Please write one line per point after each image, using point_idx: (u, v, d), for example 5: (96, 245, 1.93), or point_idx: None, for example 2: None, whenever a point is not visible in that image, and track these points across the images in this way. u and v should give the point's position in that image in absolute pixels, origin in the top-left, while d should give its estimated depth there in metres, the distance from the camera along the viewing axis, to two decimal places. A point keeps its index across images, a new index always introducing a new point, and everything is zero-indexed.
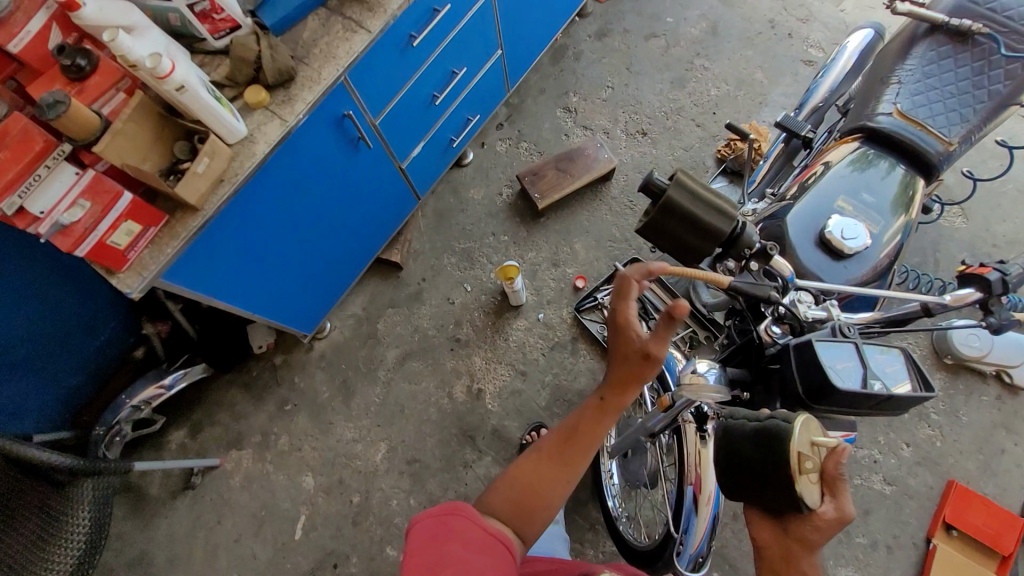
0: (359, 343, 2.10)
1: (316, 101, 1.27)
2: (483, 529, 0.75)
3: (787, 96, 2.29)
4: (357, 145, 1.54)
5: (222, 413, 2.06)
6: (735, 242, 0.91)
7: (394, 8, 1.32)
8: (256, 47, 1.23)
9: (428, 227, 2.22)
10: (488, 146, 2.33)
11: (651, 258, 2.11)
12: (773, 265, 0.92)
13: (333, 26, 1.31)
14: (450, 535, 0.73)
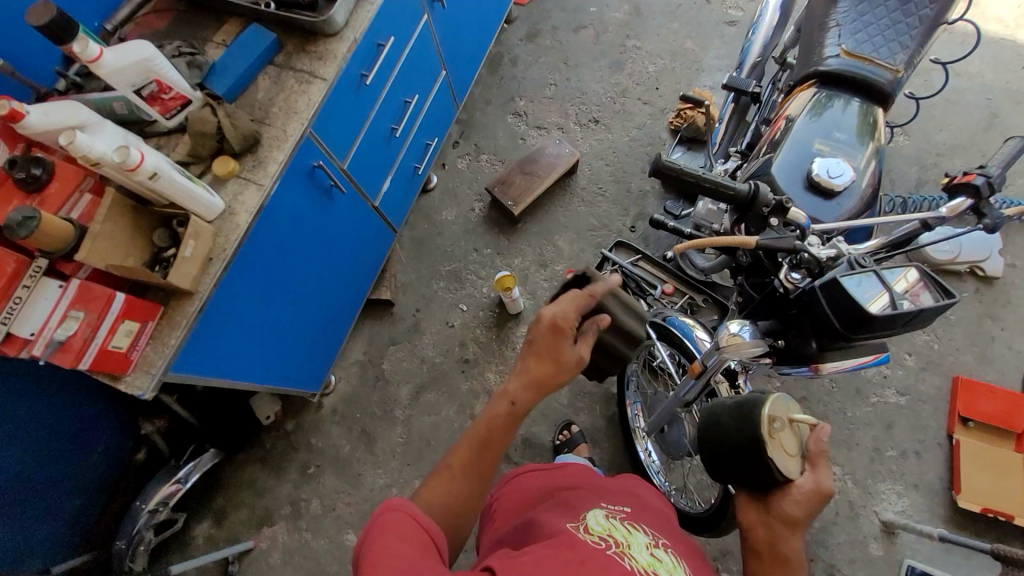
0: (369, 388, 2.06)
1: (288, 159, 1.25)
2: (418, 522, 0.76)
3: (720, 58, 2.39)
4: (331, 193, 1.52)
5: (244, 493, 1.97)
6: (753, 203, 0.93)
7: (345, 52, 1.32)
8: (214, 118, 1.20)
9: (409, 258, 2.21)
10: (449, 166, 2.34)
11: (633, 237, 2.16)
12: (792, 217, 0.95)
13: (288, 81, 1.30)
14: (383, 531, 0.74)
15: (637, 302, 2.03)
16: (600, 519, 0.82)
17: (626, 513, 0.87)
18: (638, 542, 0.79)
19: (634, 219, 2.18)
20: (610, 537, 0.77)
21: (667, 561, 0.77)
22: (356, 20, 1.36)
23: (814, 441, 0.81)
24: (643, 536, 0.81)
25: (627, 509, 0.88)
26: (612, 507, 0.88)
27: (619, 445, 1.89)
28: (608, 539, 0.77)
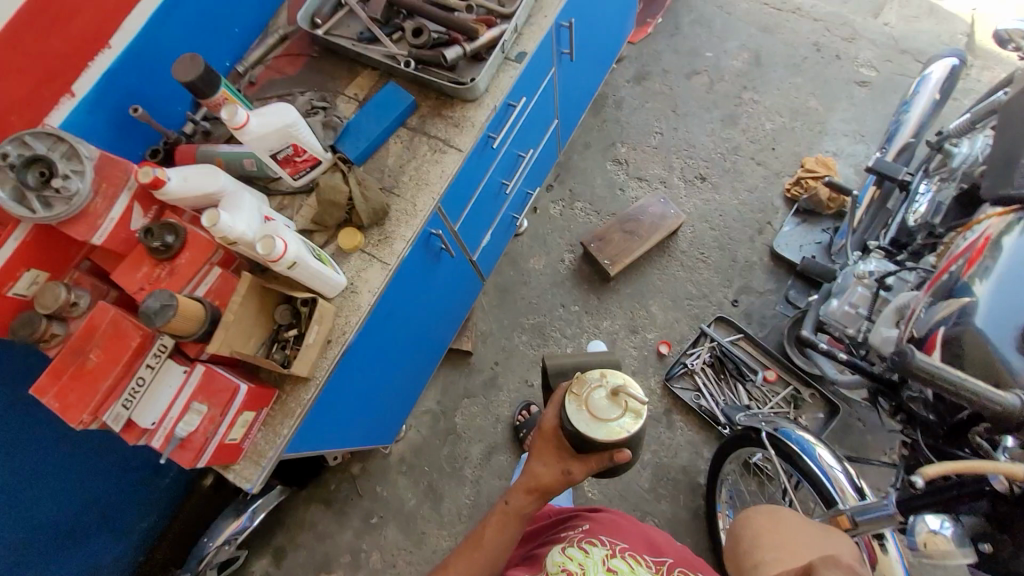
0: (439, 440, 1.98)
1: (416, 235, 1.15)
2: None
3: (847, 121, 2.18)
4: (446, 255, 1.42)
5: (304, 534, 1.92)
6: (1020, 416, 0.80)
7: (483, 119, 1.22)
8: (345, 187, 1.13)
9: (492, 306, 2.11)
10: (541, 210, 2.23)
11: (735, 312, 2.00)
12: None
13: (421, 148, 1.21)
14: None
15: (735, 386, 1.89)
16: (558, 555, 0.91)
17: (586, 530, 0.96)
18: (595, 561, 0.89)
19: (737, 291, 2.02)
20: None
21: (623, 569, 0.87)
22: (497, 84, 1.24)
23: (584, 392, 0.93)
24: (601, 550, 0.91)
25: (585, 525, 0.97)
26: (572, 531, 0.97)
27: (702, 543, 1.75)
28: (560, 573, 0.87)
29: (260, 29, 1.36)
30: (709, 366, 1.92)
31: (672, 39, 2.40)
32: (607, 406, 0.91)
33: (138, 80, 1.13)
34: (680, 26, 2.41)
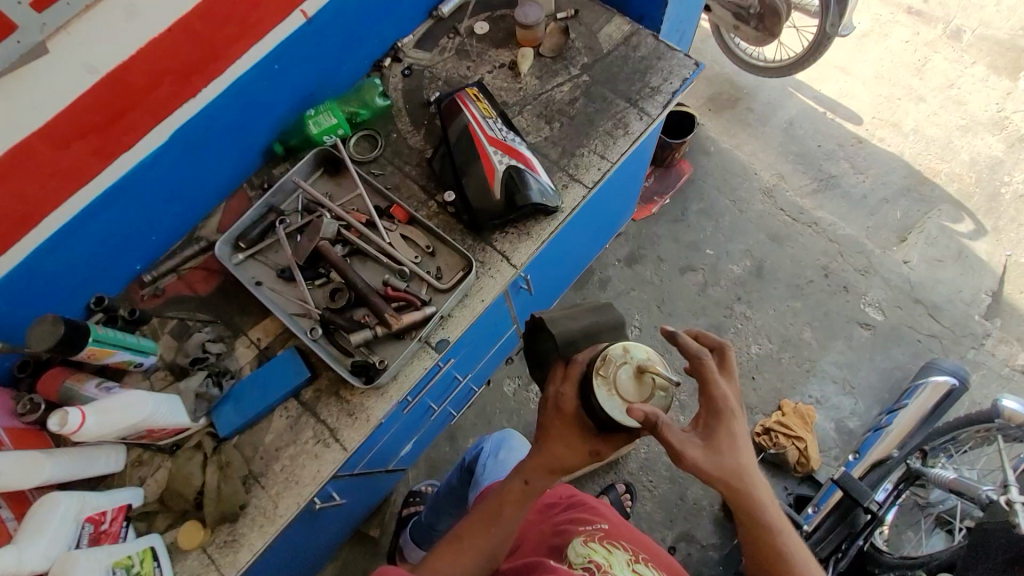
0: None
1: (266, 546, 1.01)
2: None
3: (839, 366, 1.99)
4: (336, 504, 1.27)
5: None
6: None
7: (377, 415, 1.07)
8: (201, 476, 1.02)
9: (416, 482, 1.97)
10: (494, 384, 2.08)
11: None
12: None
13: (303, 431, 1.08)
14: None
15: None
16: (582, 548, 0.91)
17: (605, 531, 0.95)
18: (620, 561, 0.89)
19: (676, 537, 1.83)
20: (595, 566, 0.87)
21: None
22: (405, 372, 1.10)
23: (610, 366, 0.80)
24: (624, 554, 0.91)
25: (604, 526, 0.96)
26: (588, 528, 0.96)
27: None
28: (592, 565, 0.87)
29: (185, 232, 1.27)
30: None
31: (674, 225, 2.25)
32: (633, 386, 0.79)
33: (9, 308, 1.05)
34: (686, 213, 2.27)
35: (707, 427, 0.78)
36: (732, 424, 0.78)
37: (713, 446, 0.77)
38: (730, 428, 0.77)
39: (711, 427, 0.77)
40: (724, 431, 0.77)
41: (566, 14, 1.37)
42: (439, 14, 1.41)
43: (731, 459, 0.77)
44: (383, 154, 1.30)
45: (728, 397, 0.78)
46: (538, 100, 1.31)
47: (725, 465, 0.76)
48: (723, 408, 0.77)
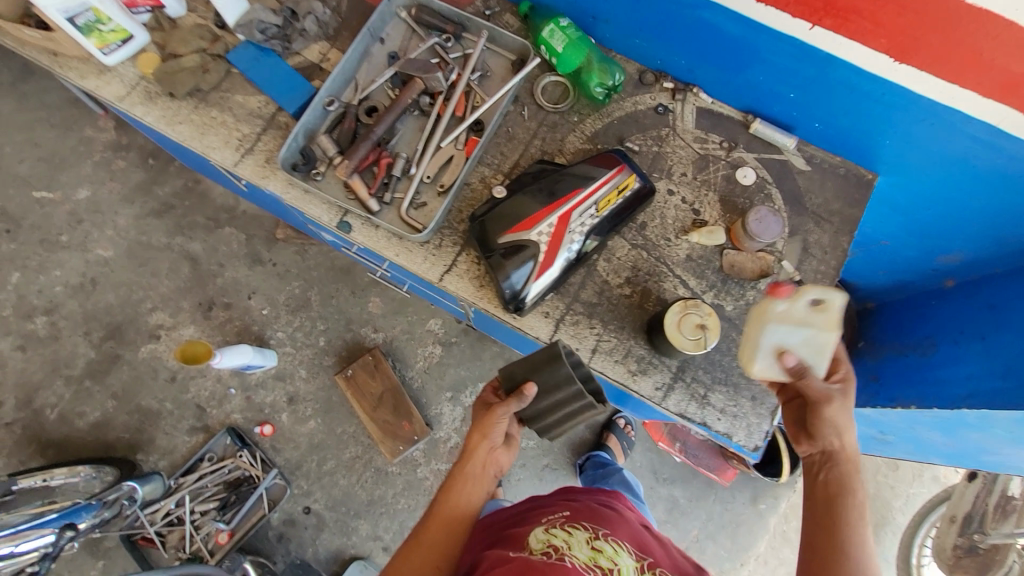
0: (206, 214, 2.15)
1: (148, 124, 1.15)
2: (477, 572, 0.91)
3: None
4: (240, 184, 1.42)
5: None
6: None
7: (264, 185, 1.11)
8: (195, 50, 1.15)
9: (329, 259, 2.12)
10: (433, 310, 2.08)
11: (296, 508, 1.92)
12: None
13: (245, 125, 1.14)
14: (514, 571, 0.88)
15: (212, 499, 1.88)
16: (544, 535, 0.99)
17: (567, 517, 1.05)
18: (580, 538, 0.98)
19: (317, 509, 1.92)
20: (554, 548, 0.93)
21: (604, 547, 0.97)
22: (309, 198, 1.10)
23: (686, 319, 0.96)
24: (583, 532, 1.00)
25: (565, 514, 1.07)
26: (552, 517, 1.05)
27: (89, 444, 1.96)
28: (550, 549, 0.94)
29: None
30: (234, 473, 1.91)
31: (646, 465, 1.96)
32: (691, 328, 0.96)
33: None
34: (662, 479, 1.95)
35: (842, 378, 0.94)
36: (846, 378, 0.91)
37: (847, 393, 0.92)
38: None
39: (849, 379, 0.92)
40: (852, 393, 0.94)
41: (791, 271, 1.06)
42: (748, 122, 1.14)
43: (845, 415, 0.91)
44: (545, 112, 1.15)
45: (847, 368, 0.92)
46: (654, 261, 1.08)
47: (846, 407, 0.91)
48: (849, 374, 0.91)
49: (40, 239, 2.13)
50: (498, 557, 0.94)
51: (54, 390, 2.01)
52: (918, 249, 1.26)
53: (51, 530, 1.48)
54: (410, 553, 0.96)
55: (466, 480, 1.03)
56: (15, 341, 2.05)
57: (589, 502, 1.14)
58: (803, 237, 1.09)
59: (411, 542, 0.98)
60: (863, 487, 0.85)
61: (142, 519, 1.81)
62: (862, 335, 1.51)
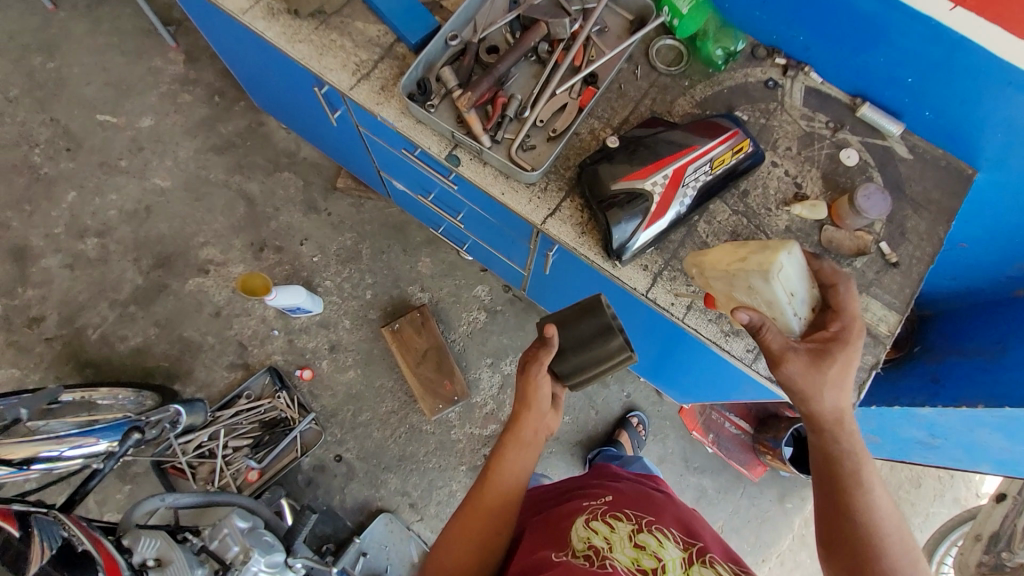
0: (267, 156, 2.16)
1: (269, 40, 1.17)
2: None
3: None
4: (331, 118, 1.43)
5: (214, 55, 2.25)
6: None
7: (378, 111, 1.14)
8: None
9: (384, 215, 2.13)
10: (482, 277, 2.09)
11: (328, 454, 1.92)
12: None
13: (363, 52, 1.16)
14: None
15: (246, 436, 1.87)
16: (584, 531, 0.87)
17: (609, 504, 0.95)
18: (621, 536, 0.85)
19: (348, 459, 1.92)
20: (595, 551, 0.81)
21: (650, 541, 0.84)
22: (422, 129, 1.13)
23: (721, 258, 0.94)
24: (625, 525, 0.88)
25: (609, 499, 0.97)
26: (593, 503, 0.96)
27: (128, 368, 1.96)
28: (591, 549, 0.83)
29: None
30: (270, 414, 1.90)
31: (677, 452, 1.97)
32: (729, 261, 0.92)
33: None
34: (692, 467, 1.95)
35: (820, 350, 0.86)
36: (787, 368, 0.85)
37: (819, 369, 0.85)
38: (844, 356, 0.85)
39: (801, 355, 0.85)
40: (836, 361, 0.85)
41: (887, 253, 1.09)
42: (855, 106, 1.16)
43: (828, 396, 0.86)
44: (657, 74, 1.18)
45: (785, 347, 0.85)
46: (753, 228, 1.10)
47: (816, 390, 0.85)
48: (784, 354, 0.85)
49: (99, 161, 2.13)
50: (540, 558, 0.86)
51: (98, 311, 2.01)
52: (997, 252, 1.26)
53: (101, 438, 1.44)
54: (469, 517, 0.97)
55: (517, 445, 1.01)
56: (64, 259, 2.04)
57: (631, 491, 1.01)
58: (901, 222, 1.11)
59: (470, 507, 0.99)
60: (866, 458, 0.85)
61: (175, 447, 1.78)
62: (921, 340, 1.49)
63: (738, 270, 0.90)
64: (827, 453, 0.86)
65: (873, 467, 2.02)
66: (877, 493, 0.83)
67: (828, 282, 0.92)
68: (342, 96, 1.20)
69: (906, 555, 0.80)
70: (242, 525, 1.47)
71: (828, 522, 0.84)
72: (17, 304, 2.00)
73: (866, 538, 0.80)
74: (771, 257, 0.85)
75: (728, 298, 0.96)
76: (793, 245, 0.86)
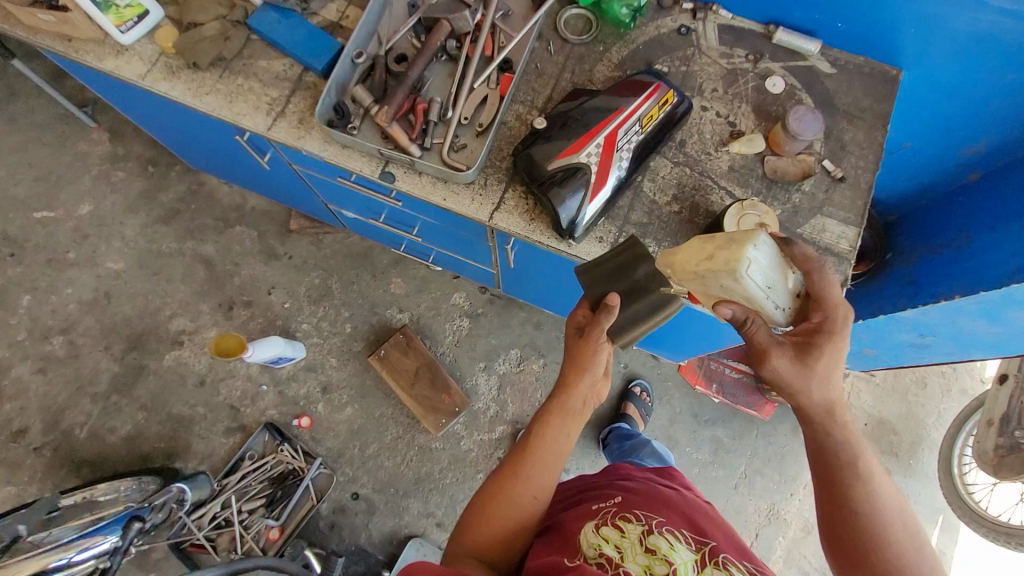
0: (215, 214, 2.12)
1: (176, 98, 1.14)
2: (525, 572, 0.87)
3: None
4: (262, 162, 1.40)
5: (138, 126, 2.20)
6: None
7: (301, 145, 1.11)
8: (211, 18, 1.15)
9: (346, 246, 2.10)
10: (456, 284, 2.07)
11: (345, 494, 1.90)
12: None
13: (273, 89, 1.14)
14: None
15: (258, 497, 1.84)
16: (595, 537, 0.87)
17: (619, 504, 0.95)
18: (632, 540, 0.85)
19: (366, 494, 1.90)
20: (608, 559, 0.82)
21: (661, 543, 0.84)
22: (349, 154, 1.11)
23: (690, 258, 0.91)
24: (636, 528, 0.88)
25: (618, 501, 0.96)
26: (604, 503, 0.96)
27: (124, 458, 1.92)
28: (603, 557, 0.83)
29: None
30: (276, 469, 1.87)
31: (686, 410, 1.97)
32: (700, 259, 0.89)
33: None
34: (704, 421, 1.96)
35: (806, 343, 0.86)
36: (773, 363, 0.87)
37: (806, 364, 0.86)
38: (831, 348, 0.86)
39: (786, 350, 0.87)
40: (824, 355, 0.85)
41: (832, 169, 1.09)
42: (770, 33, 1.16)
43: (816, 389, 0.86)
44: (570, 45, 1.17)
45: (770, 340, 0.87)
46: (698, 176, 1.10)
47: (804, 384, 0.86)
48: (769, 347, 0.87)
49: (47, 259, 2.08)
50: (552, 561, 0.85)
51: (80, 408, 1.96)
52: (940, 143, 1.27)
53: (107, 535, 1.42)
54: (506, 482, 0.97)
55: (559, 415, 0.98)
56: (34, 364, 1.99)
57: (642, 489, 1.00)
58: (839, 136, 1.11)
59: (508, 470, 0.98)
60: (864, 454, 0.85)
61: (189, 524, 1.74)
62: (891, 246, 1.49)
63: (708, 270, 0.89)
64: (823, 445, 0.87)
65: (877, 379, 2.04)
66: (877, 481, 0.84)
67: (803, 268, 0.89)
68: (263, 138, 1.17)
69: (913, 540, 0.81)
70: None
71: (828, 515, 0.85)
72: None
73: (868, 528, 0.81)
74: (738, 254, 0.85)
75: (702, 297, 0.95)
76: (758, 238, 0.86)
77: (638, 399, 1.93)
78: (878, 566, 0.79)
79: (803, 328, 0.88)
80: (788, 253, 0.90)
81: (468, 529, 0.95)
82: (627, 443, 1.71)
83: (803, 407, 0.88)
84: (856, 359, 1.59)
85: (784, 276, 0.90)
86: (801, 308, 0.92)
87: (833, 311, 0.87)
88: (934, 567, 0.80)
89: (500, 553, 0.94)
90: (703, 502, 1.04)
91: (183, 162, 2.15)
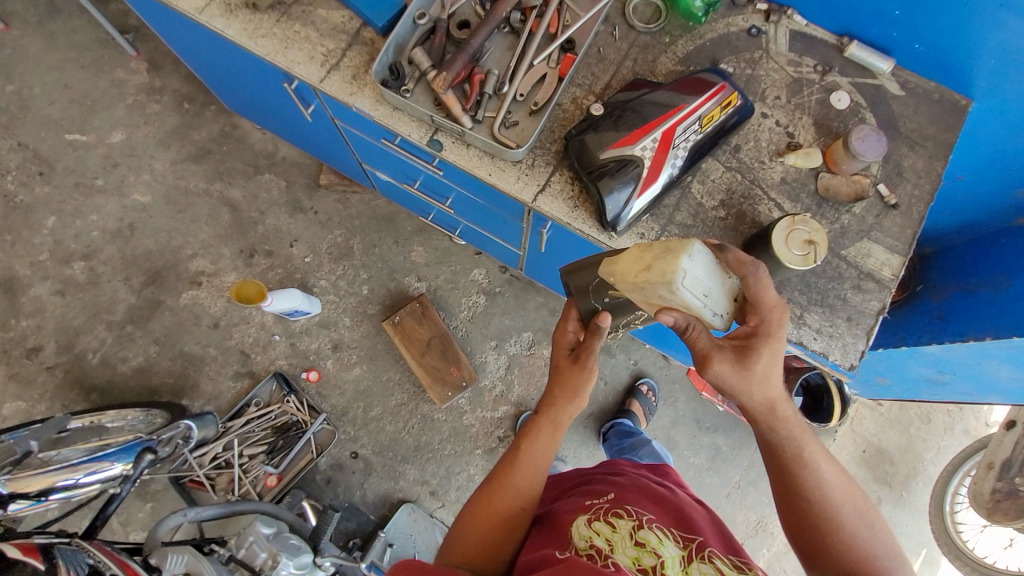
0: (246, 158, 2.11)
1: (230, 37, 1.12)
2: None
3: None
4: (306, 113, 1.38)
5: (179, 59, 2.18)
6: None
7: (352, 102, 1.10)
8: None
9: (372, 208, 2.09)
10: (477, 260, 2.06)
11: (343, 452, 1.92)
12: None
13: (329, 41, 1.12)
14: None
15: (259, 443, 1.87)
16: (586, 530, 0.88)
17: (610, 502, 0.95)
18: (623, 534, 0.85)
19: (364, 454, 1.93)
20: (598, 551, 0.82)
21: (649, 538, 0.85)
22: (399, 117, 1.09)
23: (631, 264, 0.87)
24: (626, 523, 0.88)
25: (609, 497, 0.96)
26: (596, 500, 0.96)
27: (133, 388, 1.95)
28: (593, 551, 0.83)
29: None
30: (280, 419, 1.89)
31: (689, 414, 1.98)
32: (637, 267, 0.86)
33: None
34: (705, 427, 1.96)
35: (743, 347, 0.85)
36: (715, 367, 0.84)
37: (745, 366, 0.84)
38: (768, 350, 0.84)
39: (726, 353, 0.85)
40: (762, 357, 0.84)
41: (886, 195, 1.06)
42: (842, 47, 1.13)
43: (756, 390, 0.85)
44: (636, 33, 1.13)
45: (711, 346, 0.84)
46: (749, 184, 1.08)
47: (745, 386, 0.84)
48: (710, 352, 0.84)
49: (75, 182, 2.08)
50: (542, 555, 0.86)
51: (95, 333, 1.99)
52: (996, 182, 1.24)
53: (115, 462, 1.45)
54: (495, 493, 0.96)
55: (548, 429, 1.00)
56: (53, 285, 2.01)
57: (633, 484, 1.01)
58: (897, 161, 1.08)
59: (496, 482, 0.98)
60: (808, 437, 0.87)
61: (191, 461, 1.77)
62: (924, 278, 1.47)
63: (647, 281, 0.85)
64: (768, 442, 0.87)
65: (883, 409, 2.03)
66: (824, 467, 0.85)
67: (738, 273, 0.86)
68: (313, 88, 1.15)
69: (864, 519, 0.84)
70: (267, 531, 1.49)
71: (786, 502, 0.87)
72: (13, 335, 1.98)
73: (820, 515, 0.83)
74: (672, 266, 0.81)
75: (647, 304, 0.92)
76: (692, 247, 0.83)
77: (642, 397, 1.93)
78: (831, 551, 0.82)
79: (740, 331, 0.87)
80: (722, 258, 0.87)
81: (458, 543, 0.95)
82: (628, 440, 1.72)
83: (754, 407, 0.86)
84: (868, 386, 1.59)
85: (720, 281, 0.86)
86: (738, 311, 0.89)
87: (777, 316, 0.85)
88: (885, 544, 0.83)
89: (488, 561, 0.92)
90: (696, 501, 1.04)
91: (219, 102, 2.12)
